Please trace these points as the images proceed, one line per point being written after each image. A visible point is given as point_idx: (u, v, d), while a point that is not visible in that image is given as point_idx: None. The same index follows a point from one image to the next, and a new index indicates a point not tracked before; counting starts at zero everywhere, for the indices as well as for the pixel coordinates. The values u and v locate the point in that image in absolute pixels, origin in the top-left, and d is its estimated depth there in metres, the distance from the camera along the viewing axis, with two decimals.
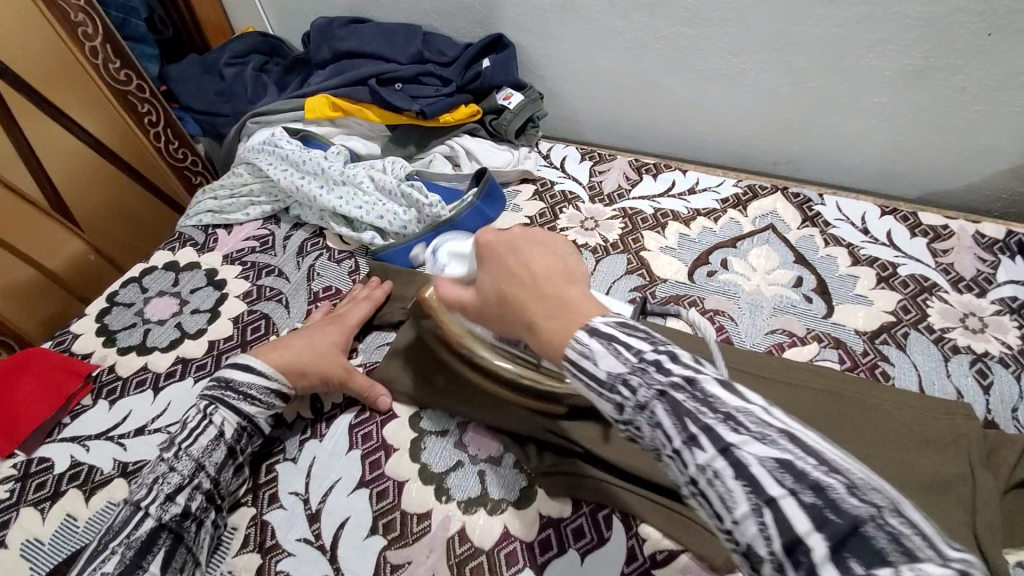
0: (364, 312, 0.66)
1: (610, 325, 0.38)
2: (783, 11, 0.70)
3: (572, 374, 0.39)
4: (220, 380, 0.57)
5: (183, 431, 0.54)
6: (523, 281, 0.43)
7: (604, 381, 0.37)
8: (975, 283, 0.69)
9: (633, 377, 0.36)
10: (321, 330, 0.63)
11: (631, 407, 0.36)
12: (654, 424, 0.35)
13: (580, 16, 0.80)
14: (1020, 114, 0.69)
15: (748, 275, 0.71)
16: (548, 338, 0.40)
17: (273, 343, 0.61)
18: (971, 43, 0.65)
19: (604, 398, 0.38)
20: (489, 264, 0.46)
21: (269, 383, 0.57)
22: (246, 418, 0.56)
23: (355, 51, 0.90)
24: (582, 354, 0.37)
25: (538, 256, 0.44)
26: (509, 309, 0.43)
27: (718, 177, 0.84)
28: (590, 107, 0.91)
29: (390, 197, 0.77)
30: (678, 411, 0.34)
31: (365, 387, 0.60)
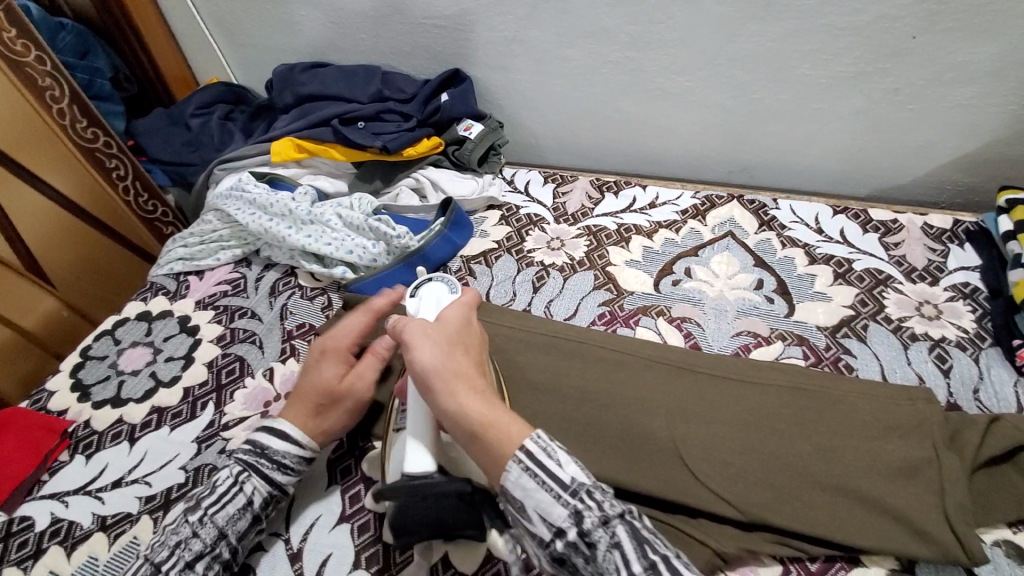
0: (359, 325, 0.59)
1: (544, 443, 0.43)
2: (721, 30, 0.74)
3: (527, 467, 0.42)
4: (254, 446, 0.54)
5: (209, 494, 0.51)
6: (465, 350, 0.50)
7: (567, 486, 0.41)
8: (927, 272, 0.71)
9: (595, 493, 0.42)
10: (323, 363, 0.58)
11: (594, 519, 0.40)
12: (613, 545, 0.40)
13: (532, 47, 0.84)
14: (951, 110, 0.73)
15: (711, 282, 0.73)
16: (491, 423, 0.44)
17: (292, 400, 0.57)
18: (898, 47, 0.69)
19: (562, 505, 0.41)
20: (457, 323, 0.51)
21: (302, 452, 0.55)
22: (277, 487, 0.54)
23: (316, 94, 0.92)
24: (546, 450, 0.42)
25: (476, 336, 0.52)
26: (455, 369, 0.47)
27: (677, 190, 0.86)
28: (550, 132, 0.94)
29: (358, 232, 0.78)
30: (637, 535, 0.40)
31: (372, 368, 0.58)
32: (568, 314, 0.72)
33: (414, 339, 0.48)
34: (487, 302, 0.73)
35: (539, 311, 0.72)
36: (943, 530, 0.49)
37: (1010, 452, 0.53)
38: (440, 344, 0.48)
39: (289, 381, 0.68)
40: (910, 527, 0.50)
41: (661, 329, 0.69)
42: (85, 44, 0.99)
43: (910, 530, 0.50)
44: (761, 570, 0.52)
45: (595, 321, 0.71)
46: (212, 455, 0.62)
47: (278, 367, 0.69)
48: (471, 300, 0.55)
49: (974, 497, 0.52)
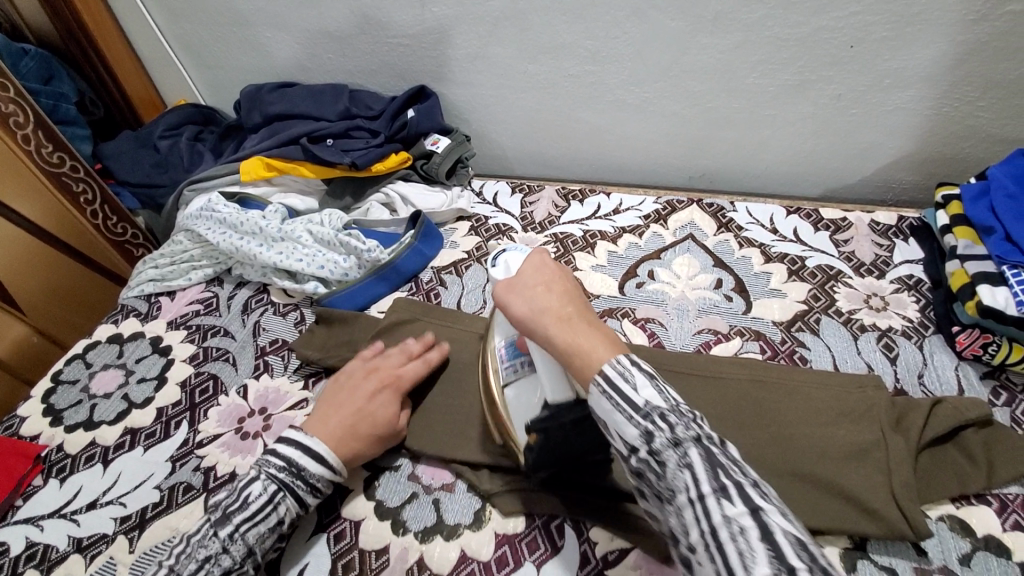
0: (421, 372, 0.62)
1: (635, 365, 0.42)
2: (673, 43, 0.77)
3: (605, 393, 0.41)
4: (289, 466, 0.53)
5: (240, 509, 0.51)
6: (553, 288, 0.48)
7: (641, 408, 0.40)
8: (874, 267, 0.75)
9: (669, 416, 0.40)
10: (376, 395, 0.59)
11: (665, 440, 0.39)
12: (684, 465, 0.38)
13: (495, 63, 0.87)
14: (890, 113, 0.78)
15: (673, 283, 0.76)
16: (576, 353, 0.44)
17: (331, 419, 0.57)
18: (837, 56, 0.74)
19: (635, 426, 0.40)
20: (533, 271, 0.49)
21: (333, 477, 0.55)
22: (305, 508, 0.54)
23: (284, 113, 0.94)
24: (622, 374, 0.41)
25: (562, 273, 0.50)
26: (540, 307, 0.47)
27: (640, 196, 0.90)
28: (516, 144, 0.97)
29: (329, 247, 0.79)
30: (712, 462, 0.38)
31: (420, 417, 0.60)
32: None
33: (502, 291, 0.49)
34: (458, 310, 0.75)
35: None
36: (892, 508, 0.52)
37: (956, 429, 0.57)
38: (523, 291, 0.48)
39: (263, 397, 0.68)
40: (862, 506, 0.53)
41: (627, 330, 0.72)
42: (50, 69, 0.99)
43: (863, 509, 0.53)
44: None
45: None
46: (187, 473, 0.63)
47: (252, 383, 0.70)
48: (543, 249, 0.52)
49: (920, 476, 0.55)
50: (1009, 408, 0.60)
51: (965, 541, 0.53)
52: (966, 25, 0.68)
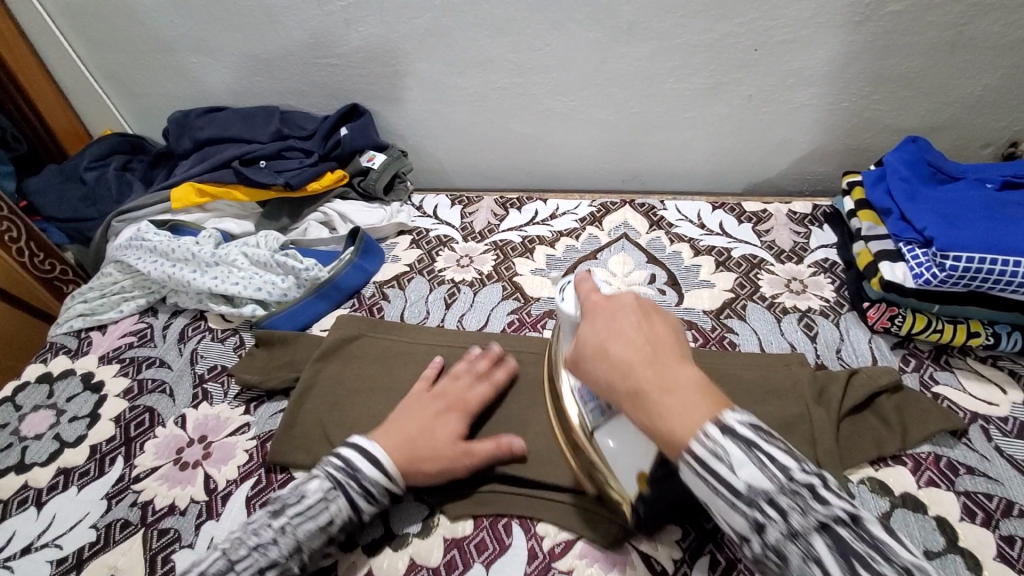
0: (487, 393, 0.62)
1: (746, 427, 0.39)
2: (593, 53, 0.81)
3: (700, 475, 0.38)
4: (347, 466, 0.53)
5: (296, 502, 0.51)
6: (634, 337, 0.44)
7: (742, 494, 0.37)
8: (793, 253, 0.80)
9: (779, 498, 0.37)
10: (444, 417, 0.58)
11: (779, 532, 0.36)
12: (809, 559, 0.35)
13: (424, 79, 0.89)
14: (796, 110, 0.83)
15: (610, 281, 0.79)
16: (660, 420, 0.40)
17: (391, 427, 0.56)
18: (743, 58, 0.79)
19: (742, 516, 0.37)
20: (599, 323, 0.47)
21: (387, 484, 0.53)
22: (359, 513, 0.53)
23: (215, 138, 0.93)
24: (714, 454, 0.38)
25: (637, 321, 0.46)
26: (612, 363, 0.44)
27: (575, 201, 0.93)
28: (452, 158, 0.99)
29: (265, 269, 0.79)
30: (845, 552, 0.35)
31: (488, 454, 0.56)
32: (480, 325, 0.75)
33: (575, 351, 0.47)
34: (401, 323, 0.75)
35: (451, 325, 0.75)
36: None
37: (871, 397, 0.61)
38: (593, 349, 0.45)
39: (203, 426, 0.67)
40: None
41: None
42: None
43: None
44: (663, 536, 0.54)
45: (505, 328, 0.74)
46: (124, 509, 0.60)
47: (191, 412, 0.68)
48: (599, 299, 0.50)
49: (844, 443, 0.59)
50: (917, 373, 0.65)
51: (884, 500, 0.56)
52: (853, 26, 0.74)
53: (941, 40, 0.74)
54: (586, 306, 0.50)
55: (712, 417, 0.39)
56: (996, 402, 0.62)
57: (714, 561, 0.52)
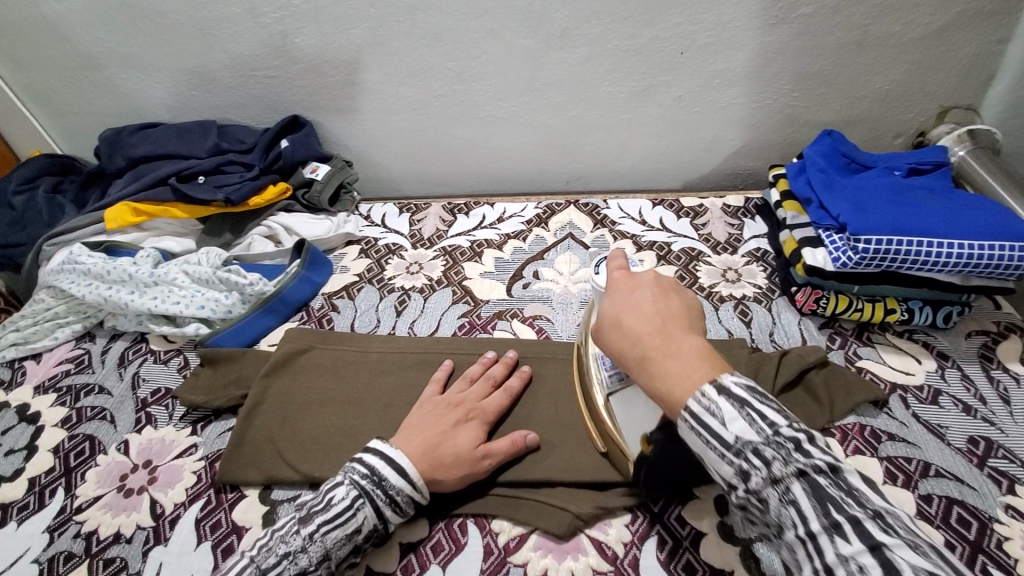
0: (503, 402, 0.62)
1: (740, 388, 0.40)
2: (529, 60, 0.83)
3: (695, 428, 0.41)
4: (373, 474, 0.53)
5: (325, 509, 0.51)
6: (653, 309, 0.46)
7: (731, 445, 0.39)
8: (728, 244, 0.84)
9: (766, 450, 0.38)
10: (462, 423, 0.58)
11: (762, 479, 0.38)
12: (788, 502, 0.38)
13: (364, 89, 0.89)
14: (724, 109, 0.88)
15: (557, 280, 0.81)
16: (665, 383, 0.43)
17: (416, 432, 0.57)
18: (672, 61, 0.83)
19: (729, 463, 0.39)
20: (621, 296, 0.49)
21: (412, 493, 0.53)
22: (383, 521, 0.52)
23: (150, 155, 0.90)
24: (709, 410, 0.40)
25: (655, 296, 0.47)
26: (627, 330, 0.46)
27: (522, 203, 0.95)
28: (398, 167, 0.99)
29: (208, 286, 0.77)
30: (821, 496, 0.37)
31: (506, 451, 0.57)
32: (431, 331, 0.76)
33: (599, 323, 0.49)
34: (351, 333, 0.75)
35: (402, 332, 0.76)
36: None
37: (802, 375, 0.65)
38: (612, 318, 0.48)
39: (147, 450, 0.65)
40: None
41: (516, 329, 0.75)
42: None
43: None
44: (614, 522, 0.56)
45: (457, 332, 0.75)
46: (67, 541, 0.58)
47: (133, 437, 0.66)
48: (620, 277, 0.51)
49: None
50: (842, 350, 0.70)
51: None
52: (769, 28, 0.79)
53: (848, 40, 0.80)
54: (607, 279, 0.52)
55: (709, 379, 0.41)
56: (912, 371, 0.67)
57: (661, 541, 0.54)
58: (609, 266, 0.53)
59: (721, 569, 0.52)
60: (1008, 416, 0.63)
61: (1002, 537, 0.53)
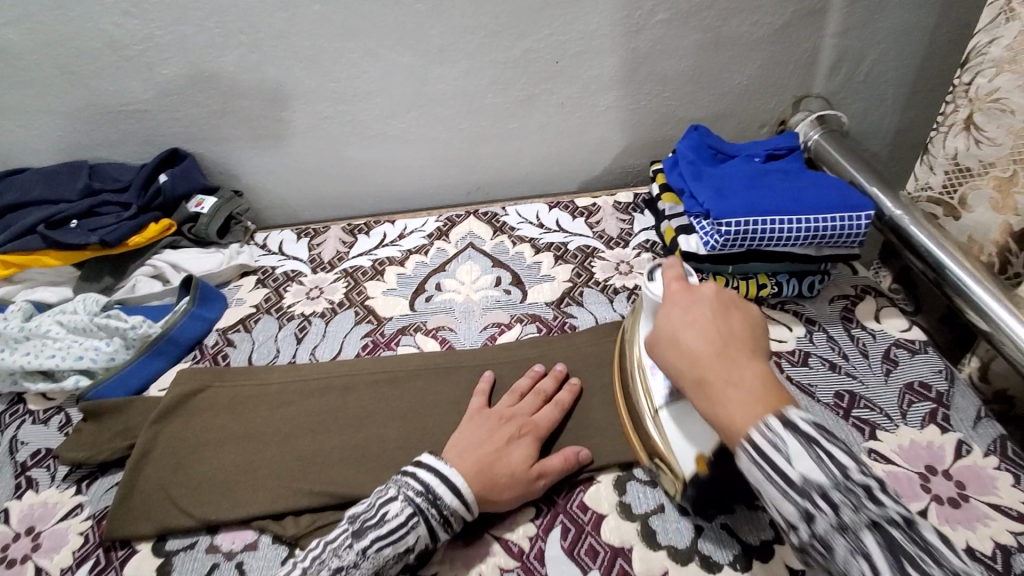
0: (555, 415, 0.62)
1: (809, 426, 0.40)
2: (410, 77, 0.85)
3: (756, 463, 0.40)
4: (429, 491, 0.52)
5: (379, 525, 0.51)
6: (714, 326, 0.47)
7: (797, 485, 0.38)
8: (620, 239, 0.89)
9: (834, 494, 0.38)
10: (518, 441, 0.58)
11: (830, 524, 0.38)
12: (857, 552, 0.37)
13: (246, 117, 0.87)
14: (605, 112, 0.93)
15: (459, 290, 0.83)
16: (724, 410, 0.42)
17: (471, 452, 0.56)
18: (549, 70, 0.86)
19: (791, 503, 0.39)
20: (683, 313, 0.49)
21: (464, 512, 0.53)
22: (434, 540, 0.52)
23: (16, 203, 0.84)
24: (775, 446, 0.39)
25: (723, 316, 0.47)
26: (688, 347, 0.46)
27: (422, 218, 0.95)
28: (294, 193, 0.97)
29: (87, 335, 0.73)
30: (893, 547, 0.36)
31: (559, 468, 0.57)
32: (333, 354, 0.75)
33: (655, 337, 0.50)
34: (249, 366, 0.73)
35: (303, 359, 0.74)
36: None
37: None
38: (670, 334, 0.48)
39: (29, 516, 0.60)
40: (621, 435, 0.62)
41: (420, 342, 0.75)
42: None
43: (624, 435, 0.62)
44: (520, 518, 0.57)
45: (360, 352, 0.75)
46: None
47: (13, 505, 0.61)
48: (677, 292, 0.51)
49: None
50: None
51: None
52: (633, 34, 0.84)
53: (704, 41, 0.87)
54: (665, 293, 0.52)
55: (772, 410, 0.41)
56: (785, 339, 0.73)
57: (566, 529, 0.56)
58: (668, 282, 0.53)
59: (621, 547, 0.54)
60: (866, 368, 0.70)
61: None
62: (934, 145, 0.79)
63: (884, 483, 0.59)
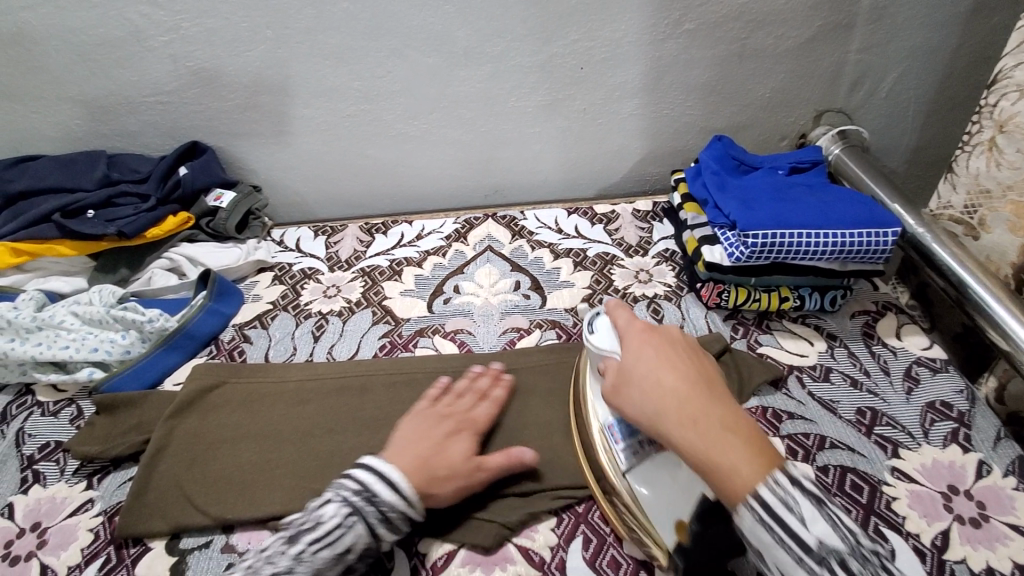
0: (491, 412, 0.61)
1: (721, 395, 0.46)
2: (435, 78, 0.84)
3: (691, 425, 0.44)
4: (364, 488, 0.51)
5: (315, 528, 0.49)
6: (690, 369, 0.49)
7: (725, 437, 0.43)
8: (640, 247, 0.88)
9: (751, 443, 0.43)
10: (456, 436, 0.57)
11: (752, 468, 0.42)
12: (774, 490, 0.41)
13: (268, 112, 0.86)
14: (627, 119, 0.92)
15: (477, 293, 0.82)
16: (720, 461, 0.43)
17: (402, 447, 0.55)
18: (573, 76, 0.86)
19: (719, 453, 0.43)
20: (655, 356, 0.50)
21: (404, 509, 0.51)
22: (375, 540, 0.51)
23: (30, 190, 0.83)
24: (710, 407, 0.44)
25: (693, 361, 0.50)
26: (670, 391, 0.47)
27: (440, 219, 0.95)
28: (311, 189, 0.97)
29: (102, 327, 0.72)
30: (797, 483, 0.42)
31: (502, 466, 0.56)
32: (351, 353, 0.74)
33: (630, 381, 0.49)
34: (265, 363, 0.72)
35: (320, 358, 0.73)
36: None
37: None
38: (647, 381, 0.48)
39: (36, 512, 0.59)
40: None
41: (438, 344, 0.75)
42: None
43: None
44: (541, 527, 0.56)
45: (378, 352, 0.74)
46: None
47: (20, 499, 0.60)
48: (642, 334, 0.53)
49: None
50: (745, 338, 0.75)
51: None
52: (659, 42, 0.84)
53: (731, 52, 0.87)
54: (626, 337, 0.53)
55: (765, 458, 0.43)
56: (806, 353, 0.73)
57: (587, 539, 0.55)
58: (627, 327, 0.54)
59: (645, 560, 0.54)
60: (888, 385, 0.69)
61: (889, 497, 0.59)
62: (958, 164, 0.79)
63: (907, 502, 0.58)
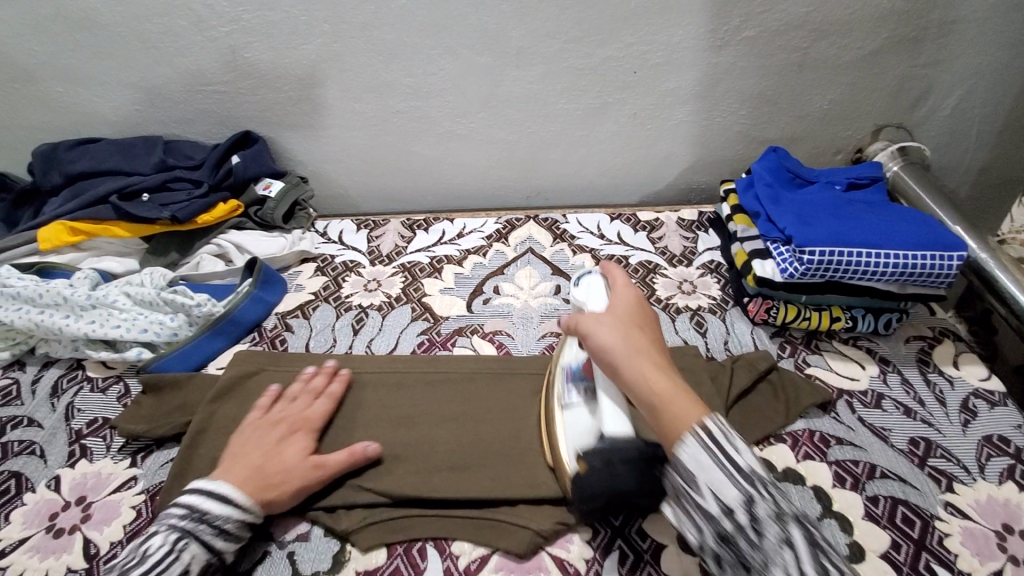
0: (327, 408, 0.63)
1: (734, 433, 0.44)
2: (486, 77, 0.84)
3: (710, 450, 0.41)
4: (193, 511, 0.51)
5: (142, 561, 0.48)
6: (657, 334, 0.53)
7: (743, 470, 0.41)
8: (684, 257, 0.87)
9: (767, 485, 0.40)
10: (284, 441, 0.58)
11: (767, 509, 0.39)
12: (785, 543, 0.38)
13: (320, 105, 0.87)
14: (677, 126, 0.91)
15: (517, 295, 0.81)
16: (670, 401, 0.45)
17: (229, 458, 0.56)
18: (625, 80, 0.85)
19: (735, 487, 0.40)
20: (636, 311, 0.55)
21: (244, 517, 0.52)
22: (216, 554, 0.51)
23: (89, 171, 0.86)
24: (727, 436, 0.42)
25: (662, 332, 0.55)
26: (642, 340, 0.51)
27: (482, 219, 0.95)
28: (355, 182, 0.98)
29: (152, 308, 0.74)
30: (812, 544, 0.39)
31: (343, 462, 0.57)
32: (389, 348, 0.74)
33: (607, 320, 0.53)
34: (305, 354, 0.73)
35: (359, 351, 0.74)
36: None
37: (755, 384, 0.68)
38: (624, 327, 0.52)
39: (81, 485, 0.61)
40: None
41: (476, 345, 0.74)
42: None
43: None
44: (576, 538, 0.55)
45: (415, 349, 0.74)
46: None
47: (67, 472, 0.62)
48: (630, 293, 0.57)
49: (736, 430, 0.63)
50: (792, 357, 0.72)
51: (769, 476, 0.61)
52: (716, 49, 0.82)
53: (790, 62, 0.84)
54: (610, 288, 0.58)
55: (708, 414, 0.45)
56: (857, 377, 0.70)
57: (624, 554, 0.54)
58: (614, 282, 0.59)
59: None
60: (943, 416, 0.66)
61: (942, 534, 0.56)
62: None
63: (960, 540, 0.55)
